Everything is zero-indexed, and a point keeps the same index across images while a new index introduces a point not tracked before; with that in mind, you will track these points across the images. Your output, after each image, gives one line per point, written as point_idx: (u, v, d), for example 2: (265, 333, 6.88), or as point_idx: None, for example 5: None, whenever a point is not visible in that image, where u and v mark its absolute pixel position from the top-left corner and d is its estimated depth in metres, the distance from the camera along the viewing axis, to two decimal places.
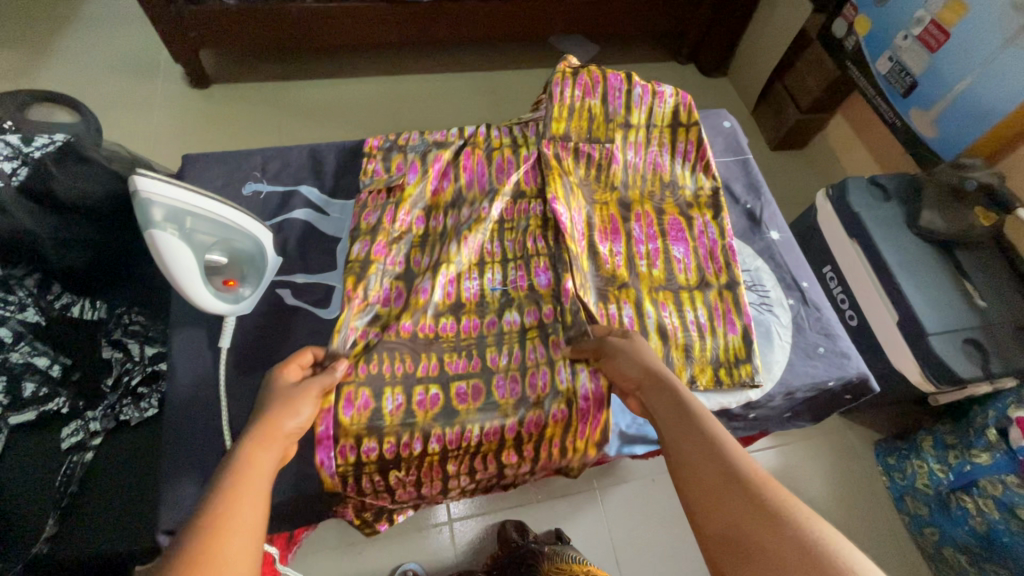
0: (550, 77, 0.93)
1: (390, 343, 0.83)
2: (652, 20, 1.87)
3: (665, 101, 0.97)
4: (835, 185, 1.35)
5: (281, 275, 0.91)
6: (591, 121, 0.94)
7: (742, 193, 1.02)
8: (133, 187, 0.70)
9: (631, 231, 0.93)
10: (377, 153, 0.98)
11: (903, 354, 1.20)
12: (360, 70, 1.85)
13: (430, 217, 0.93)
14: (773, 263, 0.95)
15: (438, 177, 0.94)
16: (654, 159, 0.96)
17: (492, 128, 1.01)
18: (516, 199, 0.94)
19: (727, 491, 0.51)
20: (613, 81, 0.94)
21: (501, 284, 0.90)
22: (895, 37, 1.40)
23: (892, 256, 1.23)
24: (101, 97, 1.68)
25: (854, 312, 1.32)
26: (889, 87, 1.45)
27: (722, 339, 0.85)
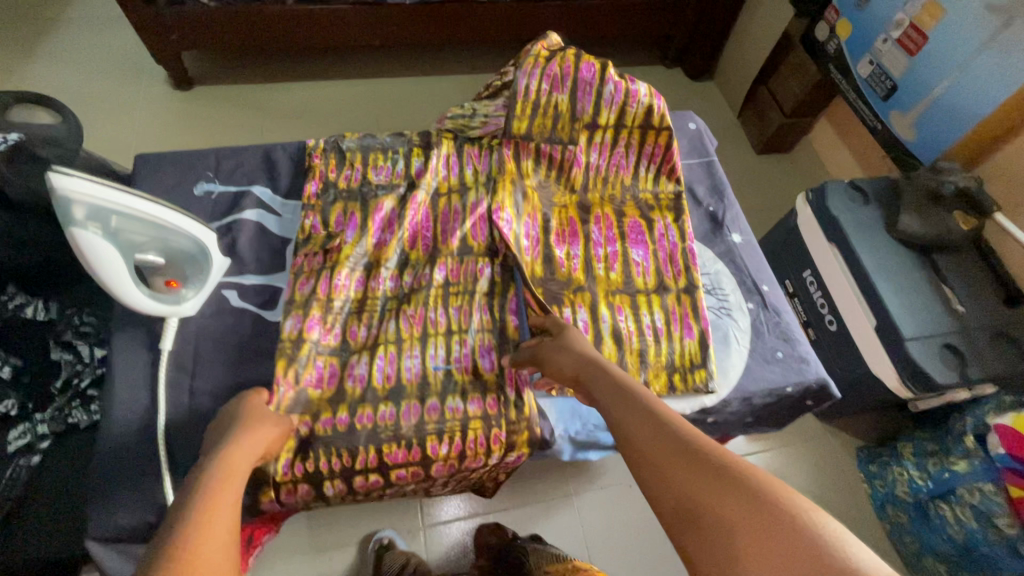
0: (522, 61, 0.88)
1: (325, 437, 0.76)
2: (636, 23, 1.86)
3: (640, 100, 0.91)
4: (814, 189, 1.34)
5: (229, 276, 0.90)
6: (557, 119, 0.90)
7: (705, 196, 1.01)
8: (49, 182, 0.68)
9: (589, 234, 0.92)
10: (315, 205, 0.90)
11: (881, 360, 1.18)
12: (345, 72, 1.85)
13: (370, 278, 0.86)
14: (735, 266, 0.94)
15: (379, 231, 0.89)
16: (619, 161, 0.95)
17: (438, 159, 0.93)
18: (462, 258, 0.88)
19: (673, 462, 0.55)
20: (584, 73, 0.88)
21: (445, 362, 0.82)
22: (875, 40, 1.39)
23: (868, 259, 1.22)
24: (82, 99, 1.67)
25: (833, 316, 1.31)
26: (869, 90, 1.44)
27: (681, 345, 0.84)
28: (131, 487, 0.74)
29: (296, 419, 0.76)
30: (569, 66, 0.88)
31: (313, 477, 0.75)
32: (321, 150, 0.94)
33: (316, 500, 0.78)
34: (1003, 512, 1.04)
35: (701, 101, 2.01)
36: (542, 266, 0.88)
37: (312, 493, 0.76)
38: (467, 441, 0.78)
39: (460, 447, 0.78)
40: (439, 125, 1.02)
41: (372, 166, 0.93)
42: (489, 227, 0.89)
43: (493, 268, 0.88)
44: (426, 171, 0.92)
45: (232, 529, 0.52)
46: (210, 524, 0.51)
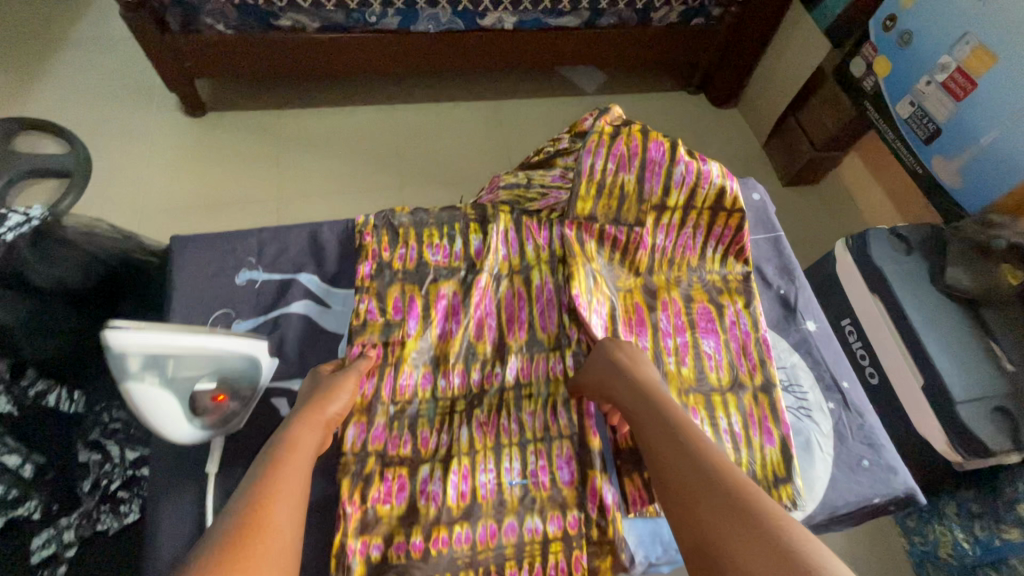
0: (585, 141, 0.87)
1: (400, 565, 0.73)
2: (663, 52, 1.82)
3: (713, 182, 0.90)
4: (855, 235, 1.30)
5: (277, 380, 0.89)
6: (624, 199, 0.90)
7: (775, 276, 1.01)
8: (106, 342, 0.67)
9: (658, 322, 0.91)
10: (368, 287, 0.89)
11: (928, 420, 1.15)
12: (363, 98, 1.80)
13: (438, 374, 0.86)
14: (811, 360, 0.93)
15: (443, 320, 0.88)
16: (687, 242, 0.95)
17: (508, 240, 0.93)
18: (531, 354, 0.88)
19: (698, 485, 0.62)
20: (654, 153, 0.88)
21: (521, 477, 0.79)
22: (917, 82, 1.35)
23: (916, 315, 1.18)
24: (91, 124, 1.61)
25: (875, 369, 1.26)
26: (910, 131, 1.40)
27: (761, 453, 0.81)
28: None
29: (367, 544, 0.74)
30: (635, 145, 0.88)
31: None
32: (369, 227, 0.93)
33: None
34: None
35: (727, 130, 1.96)
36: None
37: None
38: (547, 567, 0.75)
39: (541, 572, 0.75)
40: (490, 196, 1.03)
41: (428, 244, 0.93)
42: (559, 310, 0.90)
43: (565, 361, 0.87)
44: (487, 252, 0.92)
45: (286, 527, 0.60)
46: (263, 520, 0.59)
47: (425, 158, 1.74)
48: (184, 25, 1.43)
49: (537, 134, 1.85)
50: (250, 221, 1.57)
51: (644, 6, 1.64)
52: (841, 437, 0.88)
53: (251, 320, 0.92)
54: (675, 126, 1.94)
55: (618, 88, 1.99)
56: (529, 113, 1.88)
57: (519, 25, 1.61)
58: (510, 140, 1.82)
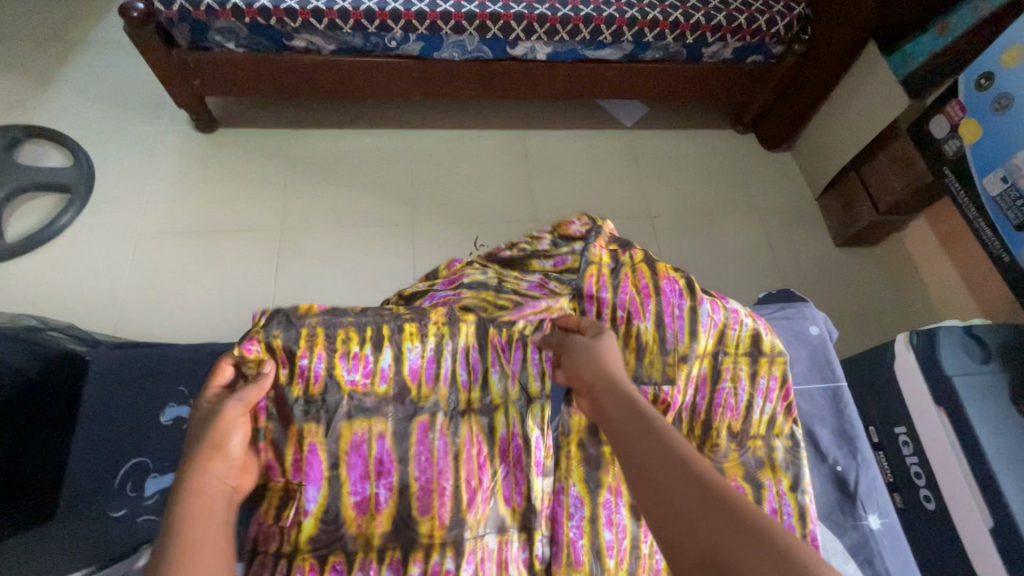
0: (585, 277, 0.80)
1: None
2: (711, 90, 1.64)
3: (743, 323, 0.81)
4: (921, 331, 1.11)
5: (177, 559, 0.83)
6: (642, 354, 0.78)
7: (831, 445, 0.84)
8: None
9: (597, 514, 0.75)
10: (265, 431, 0.68)
11: (993, 571, 0.97)
12: (381, 120, 1.69)
13: (352, 567, 0.69)
14: (871, 570, 0.76)
15: (360, 480, 0.70)
16: (727, 401, 0.79)
17: (461, 368, 0.76)
18: (492, 539, 0.72)
19: (704, 500, 0.48)
20: (670, 295, 0.79)
21: None
22: (1014, 156, 1.15)
23: (991, 445, 1.00)
24: (98, 136, 1.54)
25: (930, 493, 1.09)
26: (998, 212, 1.20)
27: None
28: None
29: None
30: (645, 284, 0.80)
31: None
32: (260, 331, 0.69)
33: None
34: None
35: (775, 177, 1.77)
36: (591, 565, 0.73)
37: None
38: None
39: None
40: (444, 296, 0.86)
41: (343, 355, 0.72)
42: (528, 477, 0.75)
43: (532, 548, 0.74)
44: (429, 379, 0.75)
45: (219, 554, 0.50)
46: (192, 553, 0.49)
47: (441, 192, 1.62)
48: (192, 41, 1.34)
49: (564, 170, 1.70)
50: (248, 250, 1.47)
51: (694, 41, 1.46)
52: None
53: (167, 475, 0.89)
54: (718, 170, 1.76)
55: (658, 123, 1.82)
56: (558, 146, 1.74)
57: (553, 57, 1.47)
58: (533, 176, 1.68)
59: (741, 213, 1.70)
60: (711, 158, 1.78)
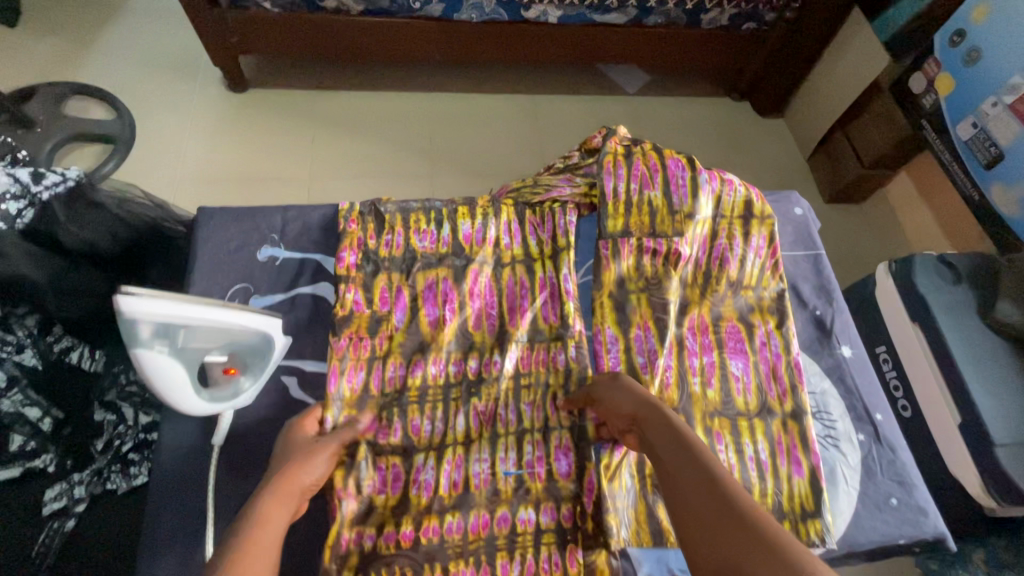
0: (603, 163, 0.90)
1: (388, 555, 0.72)
2: (710, 56, 1.76)
3: (736, 189, 0.92)
4: (899, 260, 1.23)
5: (289, 358, 0.88)
6: (655, 215, 0.88)
7: (812, 296, 0.95)
8: (116, 307, 0.65)
9: (632, 347, 0.85)
10: (356, 277, 0.86)
11: (963, 462, 1.08)
12: (401, 84, 1.80)
13: (427, 363, 0.83)
14: (843, 387, 0.89)
15: (431, 306, 0.86)
16: (724, 253, 0.90)
17: (503, 232, 0.91)
18: (534, 345, 0.85)
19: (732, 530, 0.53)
20: (674, 168, 0.89)
21: (517, 468, 0.78)
22: (983, 102, 1.27)
23: (960, 351, 1.11)
24: (138, 95, 1.65)
25: (908, 402, 1.20)
26: (969, 154, 1.32)
27: (789, 484, 0.79)
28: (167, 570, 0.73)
29: (360, 534, 0.73)
30: (654, 164, 0.90)
31: None
32: (357, 213, 0.91)
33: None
34: None
35: (770, 141, 1.89)
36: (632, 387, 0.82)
37: None
38: (540, 560, 0.74)
39: (534, 570, 0.73)
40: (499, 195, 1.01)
41: (415, 230, 0.90)
42: (563, 299, 0.87)
43: (566, 353, 0.84)
44: (479, 242, 0.90)
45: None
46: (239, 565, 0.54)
47: (459, 148, 1.73)
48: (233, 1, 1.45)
49: (573, 132, 1.82)
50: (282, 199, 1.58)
51: (694, 7, 1.59)
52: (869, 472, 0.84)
53: (272, 296, 0.90)
54: (717, 134, 1.88)
55: (660, 90, 1.94)
56: (567, 109, 1.86)
57: (564, 20, 1.59)
58: (544, 136, 1.79)
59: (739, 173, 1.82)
60: (709, 122, 1.90)
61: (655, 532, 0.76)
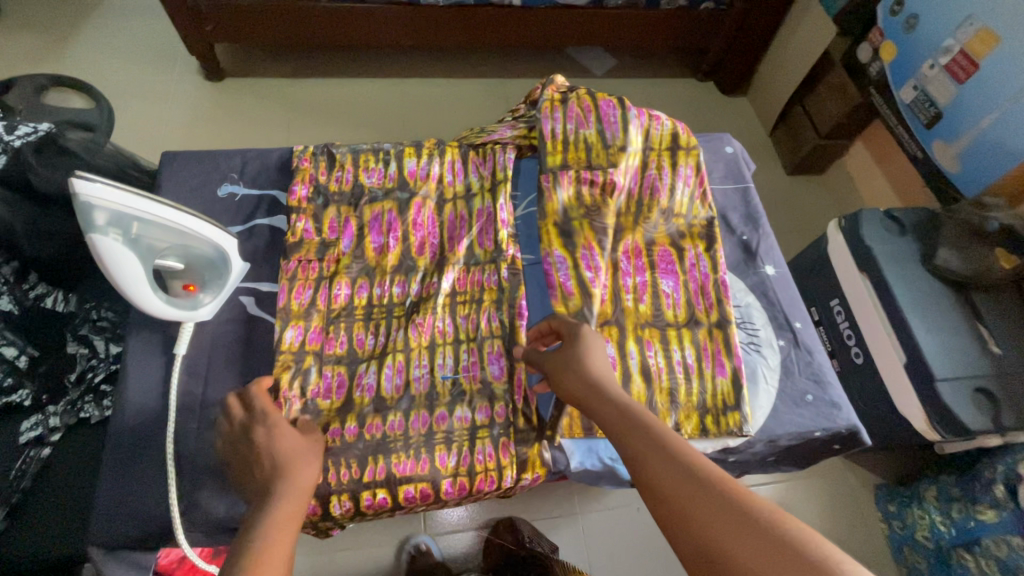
0: (540, 108, 0.96)
1: (335, 450, 0.76)
2: (671, 35, 1.83)
3: (663, 123, 0.99)
4: (848, 217, 1.29)
5: (247, 281, 0.90)
6: (590, 150, 0.93)
7: (739, 224, 1.01)
8: (72, 189, 0.68)
9: (580, 267, 0.89)
10: (307, 209, 0.91)
11: (908, 398, 1.14)
12: (374, 70, 1.85)
13: (373, 284, 0.88)
14: (766, 301, 0.95)
15: (377, 235, 0.90)
16: (653, 183, 0.95)
17: (445, 169, 0.96)
18: (469, 267, 0.90)
19: (699, 497, 0.54)
20: (606, 108, 0.95)
21: (453, 372, 0.83)
22: (921, 66, 1.33)
23: (903, 296, 1.17)
24: (117, 84, 1.69)
25: (859, 349, 1.26)
26: (912, 117, 1.38)
27: (713, 384, 0.85)
28: (140, 503, 0.77)
29: None
30: (588, 105, 0.95)
31: (322, 493, 0.75)
32: (310, 153, 0.95)
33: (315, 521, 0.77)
34: None
35: (733, 117, 1.96)
36: (563, 300, 0.87)
37: (319, 512, 0.76)
38: (475, 451, 0.79)
39: (469, 461, 0.78)
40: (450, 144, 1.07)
41: (363, 168, 0.94)
42: (497, 227, 0.91)
43: (499, 273, 0.88)
44: (423, 177, 0.95)
45: None
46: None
47: (432, 130, 1.79)
48: None
49: None
50: None
51: None
52: (789, 373, 0.91)
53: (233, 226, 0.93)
54: (682, 112, 1.95)
55: (626, 73, 2.01)
56: None
57: (527, 3, 1.65)
58: None
59: None
60: (675, 101, 1.97)
61: (586, 425, 0.82)
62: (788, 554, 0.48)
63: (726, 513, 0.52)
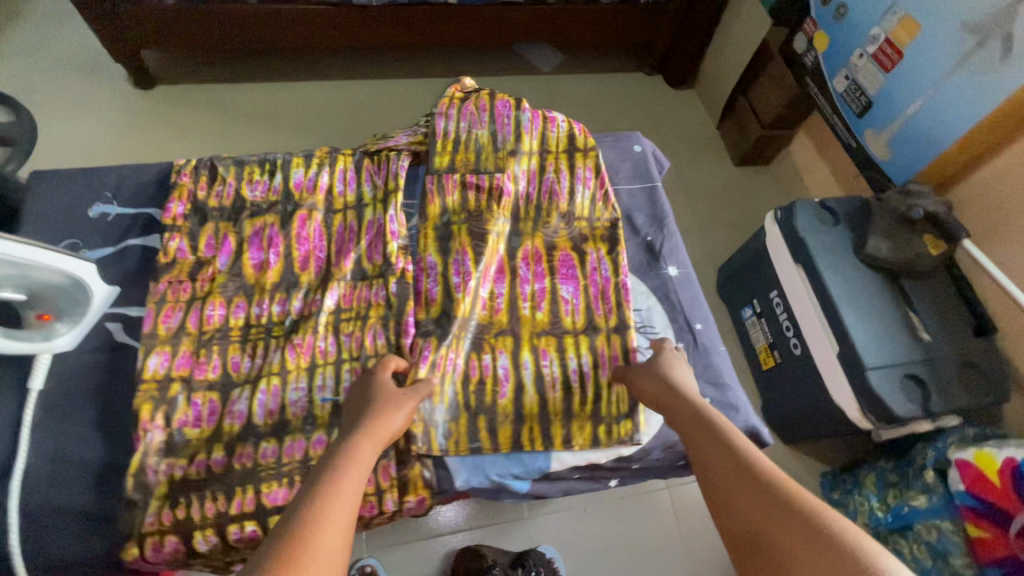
0: (438, 104, 1.00)
1: (198, 482, 0.75)
2: (614, 30, 1.81)
3: (559, 126, 1.03)
4: (783, 208, 1.29)
5: (116, 305, 0.88)
6: (480, 151, 0.98)
7: (644, 224, 1.03)
8: None
9: (448, 269, 0.91)
10: (181, 226, 0.90)
11: (842, 389, 1.14)
12: (314, 73, 1.81)
13: (251, 304, 0.87)
14: (667, 303, 0.96)
15: (258, 250, 0.90)
16: (552, 187, 0.99)
17: (335, 180, 0.96)
18: (356, 283, 0.89)
19: (749, 491, 0.63)
20: (500, 108, 1.01)
21: (333, 394, 0.81)
22: (851, 55, 1.33)
23: (834, 286, 1.17)
24: (38, 95, 1.62)
25: (798, 341, 1.27)
26: (845, 105, 1.39)
27: (609, 391, 0.88)
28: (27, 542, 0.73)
29: (171, 465, 0.76)
30: (484, 105, 1.01)
31: (183, 527, 0.73)
32: (191, 167, 0.95)
33: (187, 558, 0.75)
34: (961, 552, 1.01)
35: (680, 110, 1.96)
36: (441, 305, 0.89)
37: (182, 549, 0.74)
38: None
39: None
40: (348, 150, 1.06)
41: (247, 181, 0.94)
42: (387, 238, 0.91)
43: (387, 288, 0.88)
44: (310, 188, 0.95)
45: (341, 545, 0.56)
46: (327, 523, 0.57)
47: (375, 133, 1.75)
48: None
49: None
50: None
51: None
52: None
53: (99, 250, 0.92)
54: (630, 107, 1.94)
55: (574, 68, 1.99)
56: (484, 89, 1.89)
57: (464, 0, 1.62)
58: None
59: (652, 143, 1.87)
60: (623, 95, 1.96)
61: (472, 440, 0.83)
62: (834, 547, 0.54)
63: (777, 501, 0.61)
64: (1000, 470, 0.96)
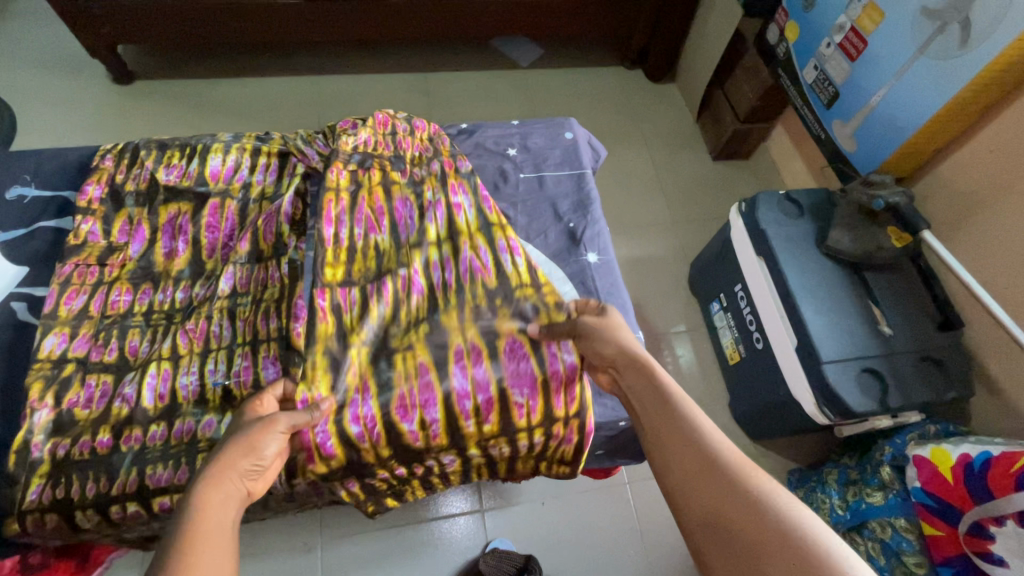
0: (325, 212, 0.91)
1: (80, 462, 0.74)
2: (590, 23, 1.80)
3: (466, 210, 0.95)
4: (747, 200, 1.27)
5: (21, 286, 0.89)
6: (381, 257, 0.91)
7: (568, 211, 1.05)
8: None
9: (343, 415, 0.77)
10: (97, 210, 0.94)
11: (800, 381, 1.12)
12: (292, 69, 1.83)
13: (155, 290, 0.90)
14: (583, 288, 0.97)
15: (169, 239, 0.94)
16: (472, 265, 0.89)
17: (257, 171, 1.00)
18: (253, 266, 0.91)
19: (705, 468, 0.54)
20: (399, 210, 0.95)
21: (224, 377, 0.82)
22: (819, 45, 1.30)
23: (795, 278, 1.15)
24: (19, 91, 1.66)
25: (760, 336, 1.25)
26: (815, 96, 1.36)
27: (556, 450, 0.86)
28: None
29: (55, 444, 0.75)
30: (379, 207, 0.95)
31: (62, 506, 0.73)
32: (116, 151, 1.00)
33: (75, 531, 0.75)
34: (914, 551, 0.99)
35: (660, 104, 1.95)
36: (345, 450, 0.77)
37: (65, 526, 0.74)
38: None
39: None
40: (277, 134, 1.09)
41: (164, 165, 0.98)
42: (279, 220, 0.93)
43: (280, 270, 0.90)
44: (226, 177, 0.98)
45: None
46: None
47: None
48: None
49: (464, 105, 1.85)
50: None
51: None
52: None
53: (11, 231, 0.93)
54: (608, 100, 1.93)
55: (552, 63, 1.99)
56: (460, 84, 1.89)
57: None
58: (435, 109, 1.81)
59: (629, 137, 1.86)
60: (602, 89, 1.95)
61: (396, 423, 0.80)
62: (794, 541, 0.46)
63: (736, 487, 0.52)
64: (954, 468, 0.94)
